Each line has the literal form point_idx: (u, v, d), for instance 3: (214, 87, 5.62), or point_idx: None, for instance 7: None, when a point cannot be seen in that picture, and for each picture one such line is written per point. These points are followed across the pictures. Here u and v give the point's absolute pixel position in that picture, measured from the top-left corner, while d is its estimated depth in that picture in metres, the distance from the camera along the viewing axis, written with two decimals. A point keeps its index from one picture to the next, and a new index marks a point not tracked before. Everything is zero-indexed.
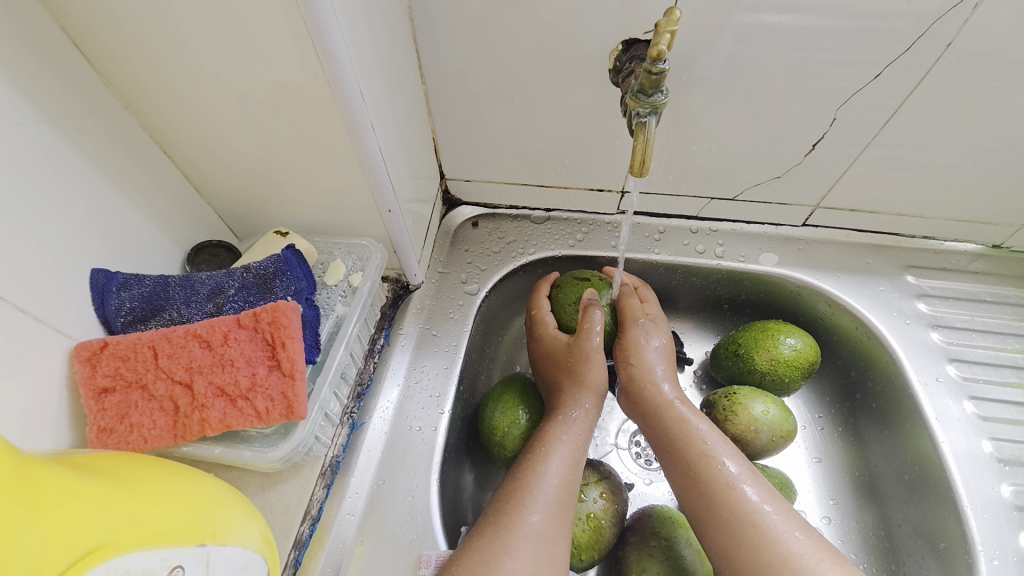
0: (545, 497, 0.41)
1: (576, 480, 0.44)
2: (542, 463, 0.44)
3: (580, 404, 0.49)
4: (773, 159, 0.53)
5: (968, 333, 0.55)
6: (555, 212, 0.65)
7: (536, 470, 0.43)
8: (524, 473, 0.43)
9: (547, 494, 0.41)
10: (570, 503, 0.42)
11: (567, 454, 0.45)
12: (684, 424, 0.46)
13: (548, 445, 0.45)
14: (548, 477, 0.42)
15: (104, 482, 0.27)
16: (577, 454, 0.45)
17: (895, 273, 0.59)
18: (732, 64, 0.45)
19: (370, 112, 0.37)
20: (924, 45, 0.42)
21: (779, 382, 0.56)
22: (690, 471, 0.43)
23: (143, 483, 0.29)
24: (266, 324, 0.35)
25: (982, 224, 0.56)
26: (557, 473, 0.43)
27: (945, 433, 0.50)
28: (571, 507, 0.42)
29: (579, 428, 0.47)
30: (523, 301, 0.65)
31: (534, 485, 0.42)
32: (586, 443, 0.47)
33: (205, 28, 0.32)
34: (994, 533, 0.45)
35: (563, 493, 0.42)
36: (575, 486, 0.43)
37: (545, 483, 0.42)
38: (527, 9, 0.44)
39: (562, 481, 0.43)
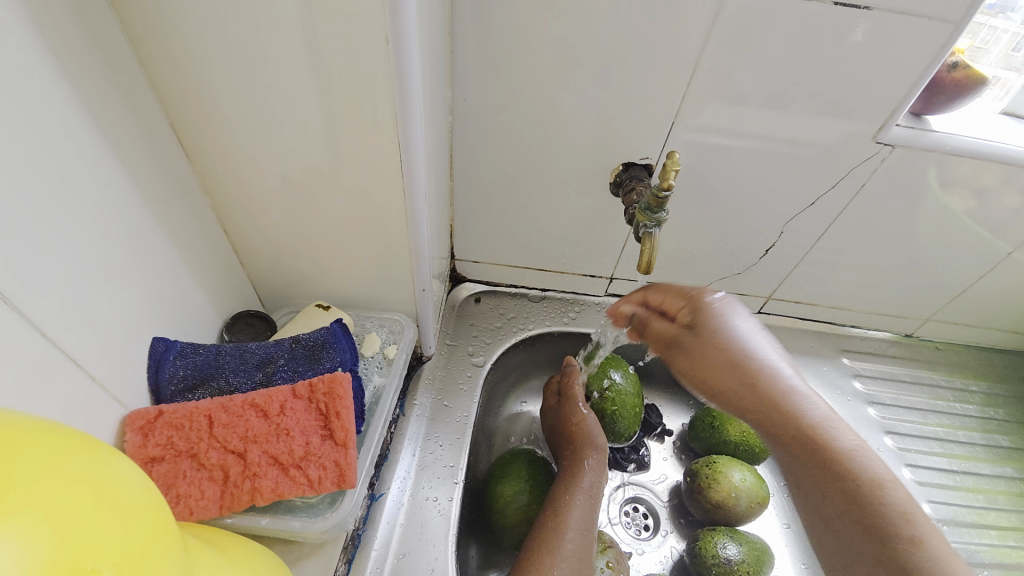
0: (564, 556, 0.45)
1: (591, 537, 0.47)
2: (558, 521, 0.47)
3: (592, 466, 0.54)
4: (736, 258, 0.65)
5: (896, 409, 0.66)
6: (551, 292, 0.72)
7: (553, 529, 0.47)
8: (543, 533, 0.47)
9: (567, 554, 0.45)
10: (587, 563, 0.45)
11: (582, 511, 0.49)
12: (815, 426, 0.46)
13: (564, 505, 0.49)
14: (567, 537, 0.46)
15: (208, 548, 0.30)
16: (590, 513, 0.49)
17: (834, 356, 0.70)
18: (707, 184, 0.57)
19: (427, 210, 0.43)
20: (844, 183, 0.56)
21: (750, 453, 0.63)
22: (848, 482, 0.43)
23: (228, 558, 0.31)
24: (321, 394, 0.38)
25: (895, 317, 0.70)
26: (573, 534, 0.47)
27: None
28: (589, 563, 0.46)
29: (592, 491, 0.51)
30: (520, 372, 0.70)
31: (555, 543, 0.45)
32: (596, 503, 0.51)
33: (301, 138, 0.38)
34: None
35: (579, 549, 0.46)
36: (589, 541, 0.47)
37: (563, 544, 0.45)
38: (548, 132, 0.54)
39: (577, 537, 0.46)
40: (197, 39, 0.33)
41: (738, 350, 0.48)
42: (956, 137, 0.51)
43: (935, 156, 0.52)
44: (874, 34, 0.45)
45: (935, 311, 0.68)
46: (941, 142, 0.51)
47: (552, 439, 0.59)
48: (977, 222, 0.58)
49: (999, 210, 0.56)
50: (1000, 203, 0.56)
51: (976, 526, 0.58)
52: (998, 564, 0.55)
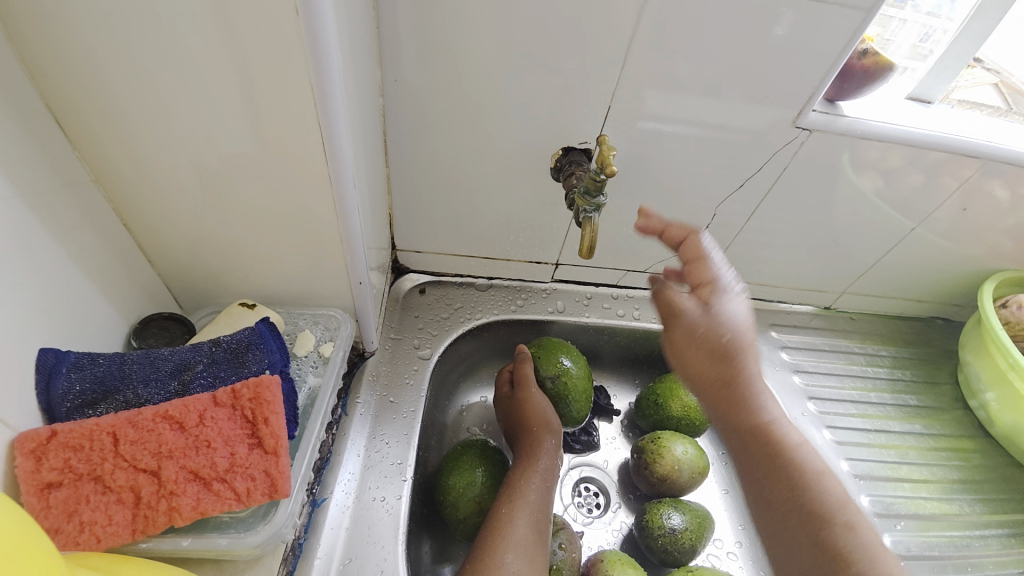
0: (515, 542, 0.45)
1: (544, 519, 0.48)
2: (511, 507, 0.47)
3: (545, 450, 0.54)
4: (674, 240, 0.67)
5: (818, 375, 0.70)
6: (497, 280, 0.71)
7: (507, 514, 0.47)
8: (495, 521, 0.47)
9: (518, 539, 0.45)
10: (539, 546, 0.46)
11: (535, 495, 0.49)
12: (777, 421, 0.42)
13: (516, 491, 0.49)
14: (518, 522, 0.46)
15: None
16: (542, 496, 0.50)
17: (764, 331, 0.74)
18: (645, 168, 0.58)
19: (358, 198, 0.41)
20: (769, 166, 0.58)
21: (692, 426, 0.67)
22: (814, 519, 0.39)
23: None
24: (246, 401, 0.35)
25: (816, 291, 0.75)
26: (523, 520, 0.47)
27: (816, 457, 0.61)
28: (541, 544, 0.46)
29: (544, 475, 0.52)
30: (469, 363, 0.69)
31: (507, 528, 0.46)
32: (550, 486, 0.52)
33: (209, 120, 0.34)
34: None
35: (531, 532, 0.46)
36: (543, 523, 0.48)
37: (514, 529, 0.46)
38: (485, 115, 0.53)
39: (529, 520, 0.47)
40: (69, 3, 0.28)
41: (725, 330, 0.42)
42: (866, 122, 0.55)
43: (847, 140, 0.56)
44: (792, 24, 0.47)
45: (849, 284, 0.74)
46: (852, 127, 0.55)
47: (509, 424, 0.59)
48: (883, 202, 0.63)
49: (902, 191, 0.61)
50: (902, 184, 0.61)
51: (891, 479, 0.61)
52: (914, 514, 0.58)
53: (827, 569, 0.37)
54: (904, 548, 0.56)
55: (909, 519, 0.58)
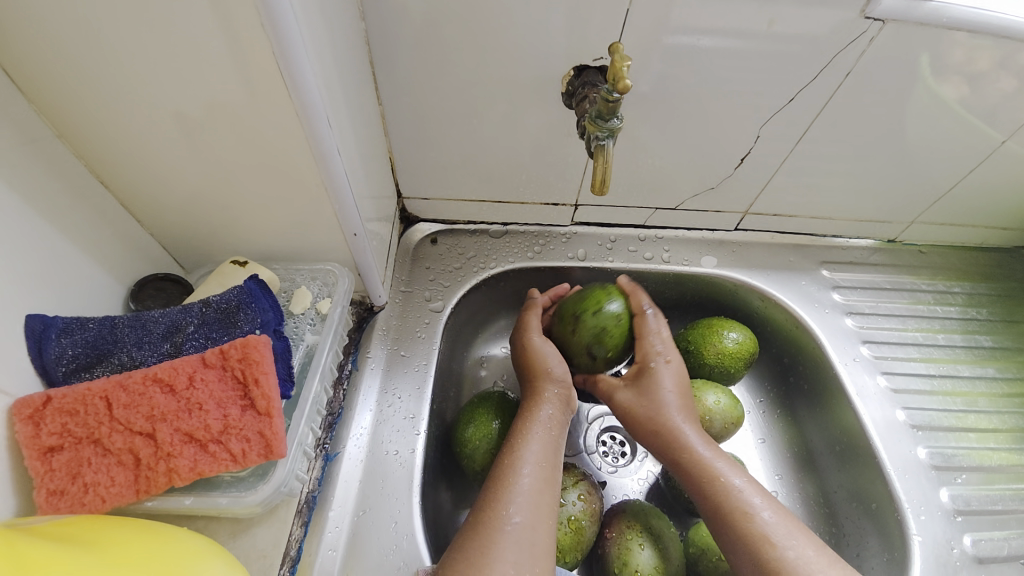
0: (521, 492, 0.43)
1: (551, 467, 0.46)
2: (514, 458, 0.46)
3: (549, 398, 0.52)
4: (709, 171, 0.59)
5: (875, 317, 0.62)
6: (513, 226, 0.67)
7: (510, 466, 0.45)
8: (500, 470, 0.45)
9: (523, 489, 0.43)
10: (547, 494, 0.44)
11: (540, 444, 0.48)
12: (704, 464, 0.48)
13: (519, 441, 0.48)
14: (523, 472, 0.45)
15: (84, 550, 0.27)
16: (548, 444, 0.48)
17: (814, 269, 0.66)
18: (674, 88, 0.50)
19: (336, 139, 0.37)
20: (828, 73, 0.48)
21: (726, 373, 0.62)
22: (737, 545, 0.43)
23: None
24: (236, 362, 0.33)
25: (878, 222, 0.66)
26: (530, 471, 0.45)
27: (866, 405, 0.55)
28: (550, 492, 0.45)
29: (549, 423, 0.50)
30: (486, 314, 0.66)
31: (512, 479, 0.44)
32: (557, 435, 0.50)
33: (155, 56, 0.30)
34: (918, 493, 0.50)
35: (538, 481, 0.45)
36: (551, 472, 0.46)
37: (520, 480, 0.44)
38: (483, 35, 0.46)
39: (535, 469, 0.45)
40: None
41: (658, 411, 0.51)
42: (954, 7, 0.44)
43: (931, 31, 0.45)
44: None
45: (919, 213, 0.64)
46: (937, 13, 0.44)
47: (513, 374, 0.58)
48: (971, 111, 0.52)
49: (996, 96, 0.50)
50: (997, 87, 0.50)
51: (955, 430, 0.54)
52: (978, 467, 0.52)
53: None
54: (964, 502, 0.50)
55: (972, 473, 0.52)
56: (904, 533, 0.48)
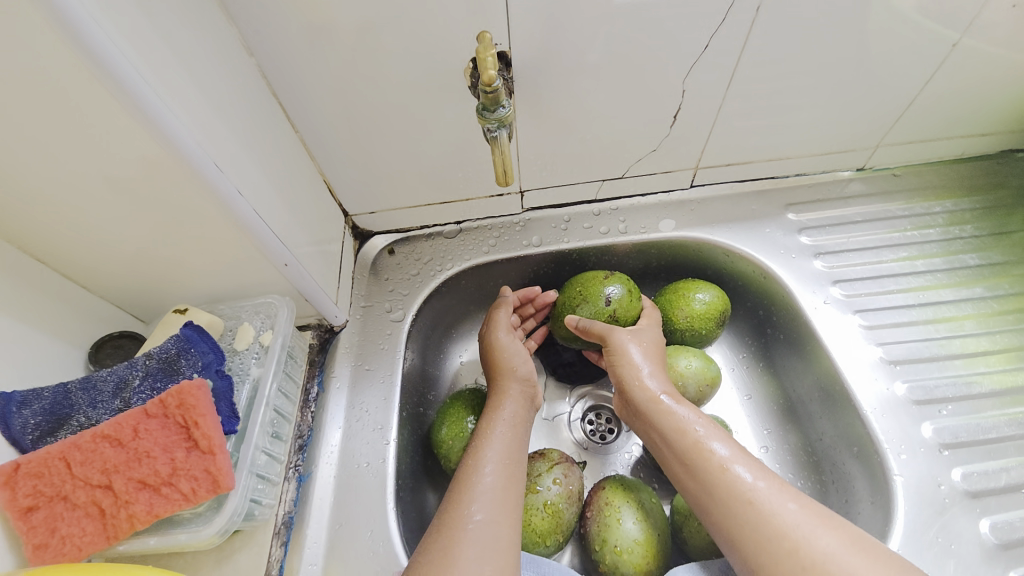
0: (486, 489, 0.45)
1: (516, 465, 0.47)
2: (479, 458, 0.47)
3: (512, 397, 0.53)
4: (644, 134, 0.57)
5: (846, 254, 0.59)
6: (466, 223, 0.67)
7: (475, 467, 0.46)
8: (464, 474, 0.46)
9: (486, 488, 0.44)
10: (511, 491, 0.45)
11: (502, 443, 0.48)
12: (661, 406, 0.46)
13: (482, 440, 0.49)
14: (486, 472, 0.46)
15: None
16: (512, 442, 0.49)
17: (779, 214, 0.63)
18: (579, 57, 0.48)
19: (232, 181, 0.39)
20: (733, 13, 0.46)
21: (698, 336, 0.61)
22: (707, 494, 0.40)
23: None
24: (175, 408, 0.36)
25: (842, 153, 0.62)
26: (492, 468, 0.46)
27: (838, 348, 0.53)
28: (514, 489, 0.46)
29: (514, 421, 0.51)
30: (454, 314, 0.67)
31: (475, 480, 0.45)
32: (521, 432, 0.51)
33: (34, 139, 0.32)
34: (897, 430, 0.48)
35: (502, 479, 0.46)
36: (516, 469, 0.47)
37: (483, 479, 0.45)
38: (371, 46, 0.46)
39: (499, 468, 0.46)
40: None
41: (627, 362, 0.49)
42: None
43: None
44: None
45: (885, 135, 0.60)
46: None
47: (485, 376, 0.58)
48: (906, 19, 0.48)
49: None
50: None
51: (938, 358, 0.51)
52: (966, 395, 0.49)
53: (730, 528, 0.38)
54: (950, 435, 0.47)
55: (960, 402, 0.49)
56: (886, 473, 0.46)
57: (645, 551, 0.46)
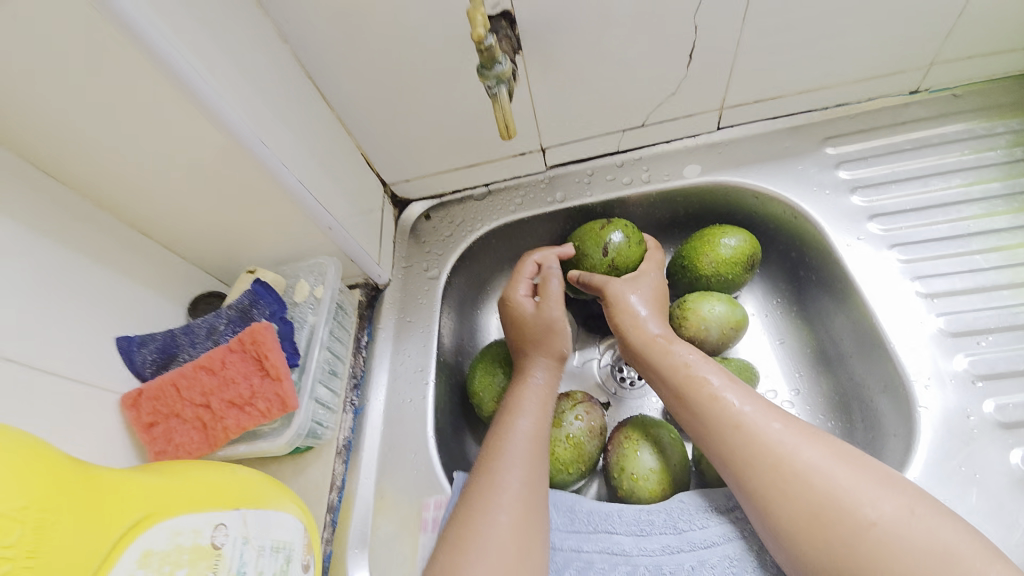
0: (525, 443, 0.48)
1: (546, 419, 0.50)
2: (512, 415, 0.50)
3: (541, 360, 0.54)
4: (660, 78, 0.56)
5: (888, 187, 0.55)
6: (493, 185, 0.71)
7: (508, 423, 0.49)
8: (501, 427, 0.49)
9: (519, 437, 0.48)
10: (540, 444, 0.48)
11: (535, 403, 0.51)
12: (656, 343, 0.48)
13: (517, 395, 0.52)
14: (519, 425, 0.49)
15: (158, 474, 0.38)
16: (544, 400, 0.52)
17: (815, 149, 0.60)
18: (585, 5, 0.49)
19: (276, 155, 0.45)
20: None
21: (725, 281, 0.61)
22: (703, 422, 0.42)
23: (241, 502, 0.40)
24: (250, 345, 0.45)
25: (889, 76, 0.57)
26: (530, 422, 0.49)
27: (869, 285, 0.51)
28: (543, 441, 0.49)
29: (543, 382, 0.53)
30: (487, 271, 0.72)
31: (507, 432, 0.48)
32: (550, 391, 0.53)
33: (128, 133, 0.41)
34: (925, 363, 0.46)
35: (535, 433, 0.49)
36: (545, 423, 0.50)
37: (516, 430, 0.48)
38: (386, 22, 0.50)
39: (533, 422, 0.49)
40: None
41: (624, 307, 0.51)
42: None
43: None
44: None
45: (937, 52, 0.54)
46: None
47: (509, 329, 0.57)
48: None
49: None
50: None
51: (982, 291, 0.48)
52: (1010, 326, 0.47)
53: (724, 452, 0.40)
54: (986, 367, 0.45)
55: (1001, 333, 0.47)
56: (911, 405, 0.46)
57: (660, 478, 0.50)
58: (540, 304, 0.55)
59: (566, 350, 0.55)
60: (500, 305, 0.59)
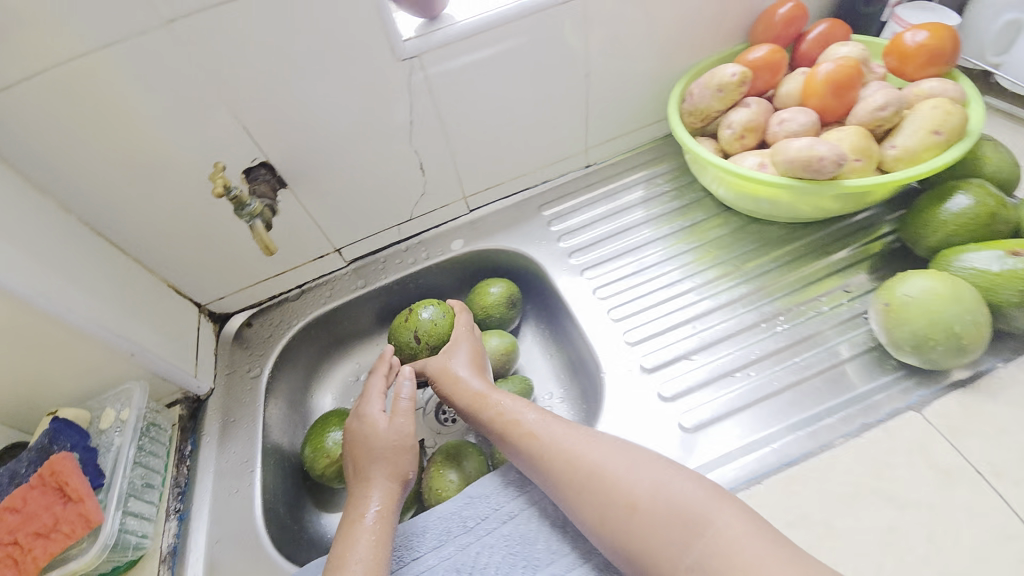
0: (372, 526, 0.51)
1: (391, 515, 0.53)
2: (358, 517, 0.52)
3: (380, 471, 0.56)
4: (407, 185, 0.76)
5: (580, 230, 0.79)
6: (305, 286, 0.82)
7: (353, 523, 0.51)
8: (345, 530, 0.51)
9: (364, 533, 0.50)
10: (385, 535, 0.51)
11: (378, 502, 0.53)
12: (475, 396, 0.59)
13: (371, 482, 0.55)
14: (364, 526, 0.51)
15: None
16: (386, 500, 0.54)
17: (536, 214, 0.83)
18: (326, 149, 0.67)
19: (62, 305, 0.53)
20: (417, 98, 0.66)
21: (500, 320, 0.78)
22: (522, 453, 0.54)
23: None
24: (49, 477, 0.50)
25: (566, 159, 0.83)
26: (377, 504, 0.53)
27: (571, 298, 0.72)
28: (389, 535, 0.51)
29: (386, 489, 0.55)
30: (314, 359, 0.82)
31: (353, 532, 0.51)
32: (397, 491, 0.55)
33: None
34: (604, 342, 0.66)
35: (379, 528, 0.51)
36: (391, 517, 0.53)
37: (360, 530, 0.51)
38: (162, 183, 0.62)
39: (379, 519, 0.52)
40: None
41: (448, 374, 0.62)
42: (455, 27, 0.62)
43: (453, 47, 0.63)
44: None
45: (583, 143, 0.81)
46: (446, 38, 0.62)
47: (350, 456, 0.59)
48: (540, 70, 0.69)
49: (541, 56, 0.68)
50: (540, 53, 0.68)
51: (636, 286, 0.71)
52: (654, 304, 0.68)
53: (543, 474, 0.52)
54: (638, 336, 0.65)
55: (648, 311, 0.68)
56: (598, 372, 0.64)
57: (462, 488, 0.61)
58: (392, 418, 0.59)
59: (410, 469, 0.58)
60: (350, 423, 0.61)
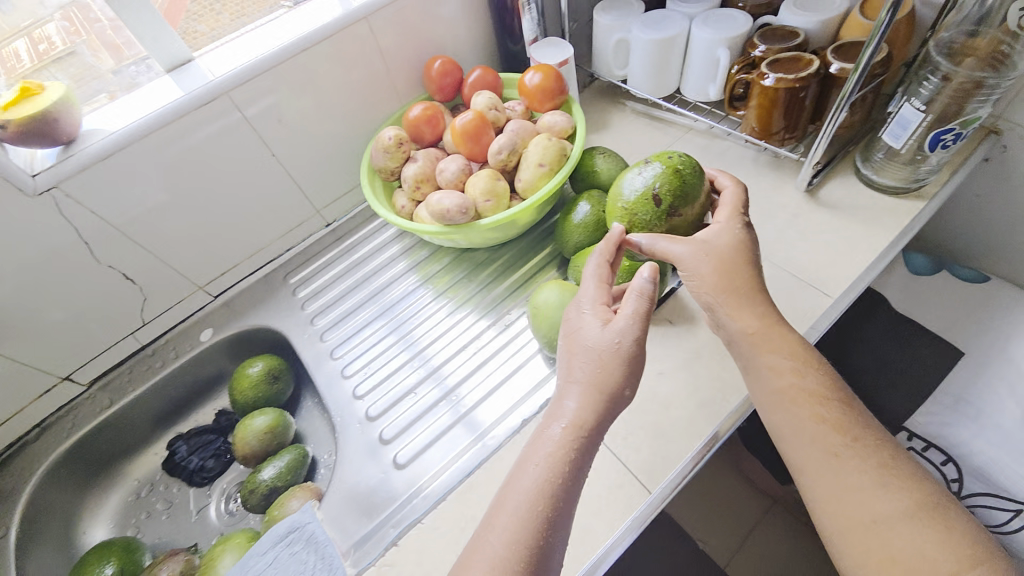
0: (509, 514, 0.45)
1: (544, 503, 0.45)
2: (546, 439, 0.48)
3: (571, 399, 0.49)
4: (119, 297, 0.74)
5: (323, 291, 0.83)
6: (44, 422, 0.76)
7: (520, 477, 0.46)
8: (521, 465, 0.47)
9: (529, 489, 0.45)
10: (516, 536, 0.44)
11: (547, 456, 0.47)
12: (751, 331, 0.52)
13: (566, 387, 0.50)
14: (530, 474, 0.46)
15: None
16: (552, 452, 0.47)
17: (282, 284, 0.85)
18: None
19: None
20: (77, 219, 0.65)
21: (270, 396, 0.79)
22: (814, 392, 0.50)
23: None
24: None
25: (298, 226, 0.86)
26: (562, 426, 0.48)
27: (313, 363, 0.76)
28: (525, 543, 0.43)
29: (554, 441, 0.48)
30: (75, 493, 0.77)
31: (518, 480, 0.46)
32: (549, 469, 0.46)
33: None
34: (338, 401, 0.71)
35: (522, 518, 0.44)
36: (541, 505, 0.45)
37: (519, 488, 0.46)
38: None
39: (526, 497, 0.45)
40: None
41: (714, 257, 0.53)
42: (89, 148, 0.62)
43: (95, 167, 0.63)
44: None
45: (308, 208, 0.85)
46: (82, 161, 0.62)
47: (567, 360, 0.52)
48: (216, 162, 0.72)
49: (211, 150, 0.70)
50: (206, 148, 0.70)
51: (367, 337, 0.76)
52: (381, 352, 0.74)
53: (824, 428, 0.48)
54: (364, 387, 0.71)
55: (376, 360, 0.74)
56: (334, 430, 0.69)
57: None
58: (609, 321, 0.50)
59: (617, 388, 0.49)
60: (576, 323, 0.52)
